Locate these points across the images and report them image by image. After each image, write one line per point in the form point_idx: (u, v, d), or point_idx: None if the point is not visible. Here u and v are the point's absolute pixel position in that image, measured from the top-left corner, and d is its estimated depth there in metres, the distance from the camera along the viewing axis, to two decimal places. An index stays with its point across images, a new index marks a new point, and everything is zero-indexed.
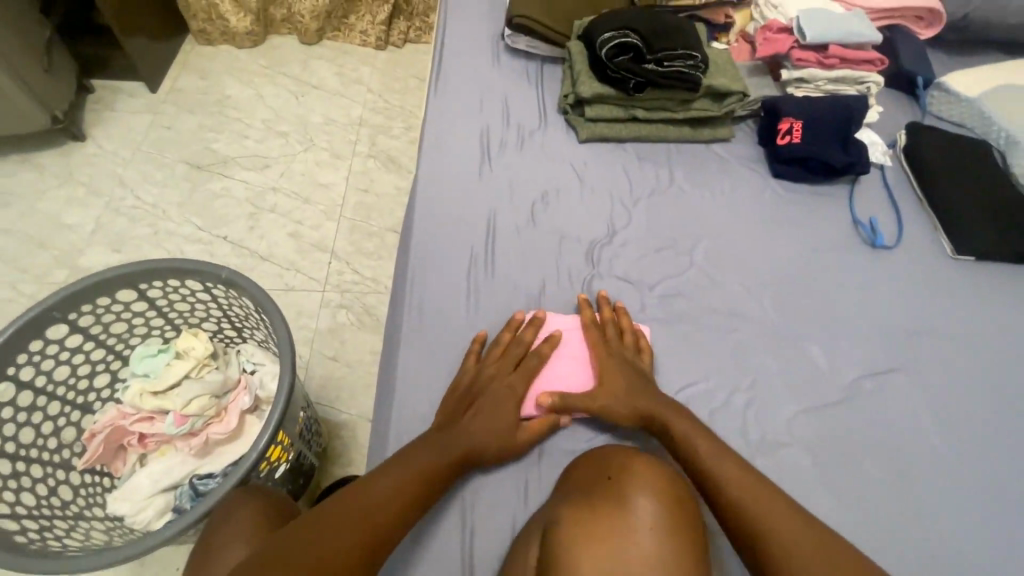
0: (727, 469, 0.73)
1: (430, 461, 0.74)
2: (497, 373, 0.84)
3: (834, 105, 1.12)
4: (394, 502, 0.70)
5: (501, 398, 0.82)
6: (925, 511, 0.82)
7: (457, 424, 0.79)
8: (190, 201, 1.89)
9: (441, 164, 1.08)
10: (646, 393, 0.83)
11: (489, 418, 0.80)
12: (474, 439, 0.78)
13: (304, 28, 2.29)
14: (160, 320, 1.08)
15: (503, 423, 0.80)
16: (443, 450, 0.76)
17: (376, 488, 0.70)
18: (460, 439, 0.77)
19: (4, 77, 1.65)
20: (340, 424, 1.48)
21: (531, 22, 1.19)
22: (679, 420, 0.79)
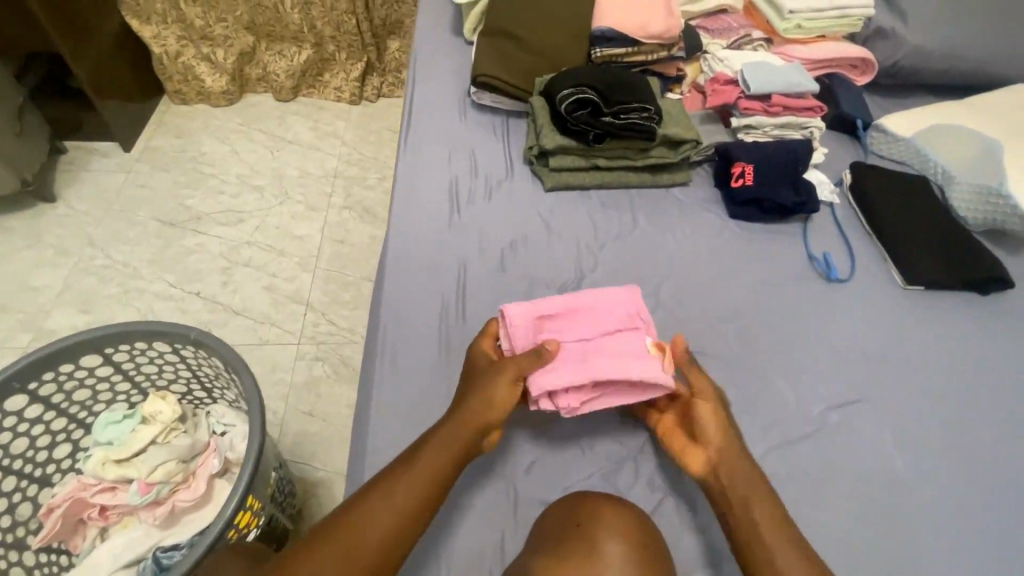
0: (761, 507, 0.75)
1: (441, 457, 0.77)
2: (483, 353, 0.89)
3: (780, 150, 1.19)
4: (414, 497, 0.73)
5: (486, 377, 0.84)
6: (893, 541, 0.84)
7: (466, 396, 0.83)
8: (161, 258, 1.87)
9: (412, 216, 1.10)
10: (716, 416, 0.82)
11: (470, 407, 0.81)
12: (462, 429, 0.79)
13: (280, 86, 2.37)
14: (126, 385, 1.05)
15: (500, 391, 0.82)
16: (453, 434, 0.79)
17: (384, 516, 0.71)
18: (463, 417, 0.80)
19: None
20: (317, 482, 1.44)
21: (494, 80, 1.26)
22: (723, 450, 0.80)
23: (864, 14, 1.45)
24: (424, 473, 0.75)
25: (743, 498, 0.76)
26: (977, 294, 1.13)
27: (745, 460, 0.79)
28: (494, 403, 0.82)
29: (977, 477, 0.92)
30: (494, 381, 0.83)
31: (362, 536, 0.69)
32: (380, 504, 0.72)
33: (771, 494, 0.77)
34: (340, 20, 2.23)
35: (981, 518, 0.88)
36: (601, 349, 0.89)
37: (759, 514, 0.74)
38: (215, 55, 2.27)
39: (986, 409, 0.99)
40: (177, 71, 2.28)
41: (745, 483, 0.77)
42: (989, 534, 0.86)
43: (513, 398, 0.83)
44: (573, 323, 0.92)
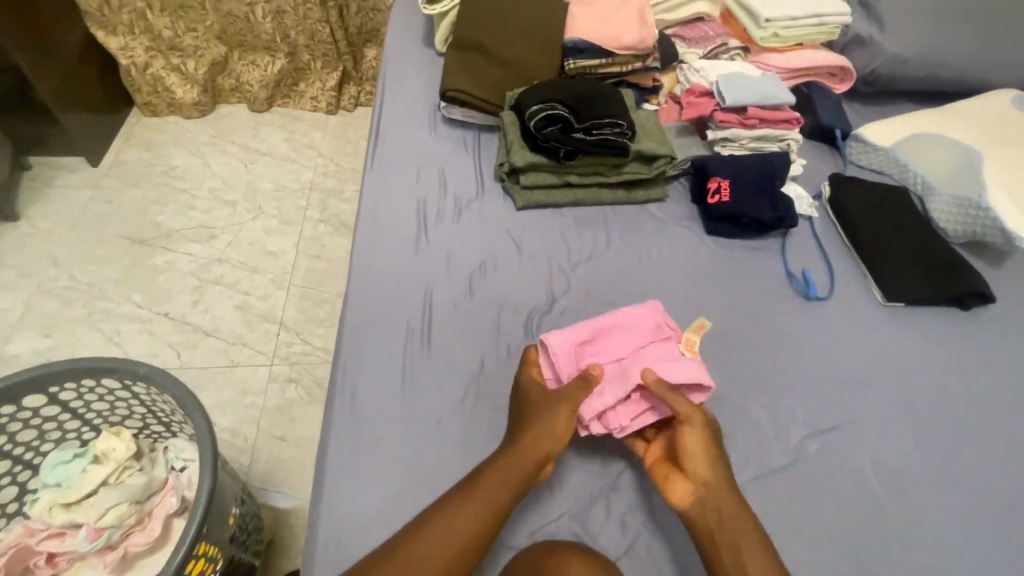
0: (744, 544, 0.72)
1: (505, 484, 0.75)
2: (532, 380, 0.86)
3: (757, 164, 1.16)
4: (477, 526, 0.72)
5: (542, 409, 0.82)
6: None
7: (530, 421, 0.81)
8: (128, 277, 1.81)
9: (378, 238, 1.06)
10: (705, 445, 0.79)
11: (526, 440, 0.78)
12: (519, 463, 0.77)
13: (254, 97, 2.31)
14: (77, 422, 1.00)
15: (562, 419, 0.80)
16: (518, 461, 0.77)
17: (447, 545, 0.70)
18: (530, 445, 0.78)
19: None
20: (289, 511, 1.39)
21: (463, 95, 1.22)
22: (710, 481, 0.76)
23: (840, 22, 1.43)
24: (482, 510, 0.73)
25: (724, 531, 0.73)
26: (958, 309, 1.11)
27: (727, 491, 0.76)
28: (554, 438, 0.79)
29: (962, 506, 0.89)
30: (551, 414, 0.81)
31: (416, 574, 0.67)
32: (442, 533, 0.70)
33: (760, 529, 0.73)
34: (314, 29, 2.17)
35: (968, 549, 0.85)
36: (647, 361, 0.87)
37: (745, 554, 0.71)
38: (185, 66, 2.21)
39: (968, 431, 0.97)
40: (146, 82, 2.21)
41: (732, 518, 0.73)
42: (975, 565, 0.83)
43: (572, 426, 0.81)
44: (612, 342, 0.90)
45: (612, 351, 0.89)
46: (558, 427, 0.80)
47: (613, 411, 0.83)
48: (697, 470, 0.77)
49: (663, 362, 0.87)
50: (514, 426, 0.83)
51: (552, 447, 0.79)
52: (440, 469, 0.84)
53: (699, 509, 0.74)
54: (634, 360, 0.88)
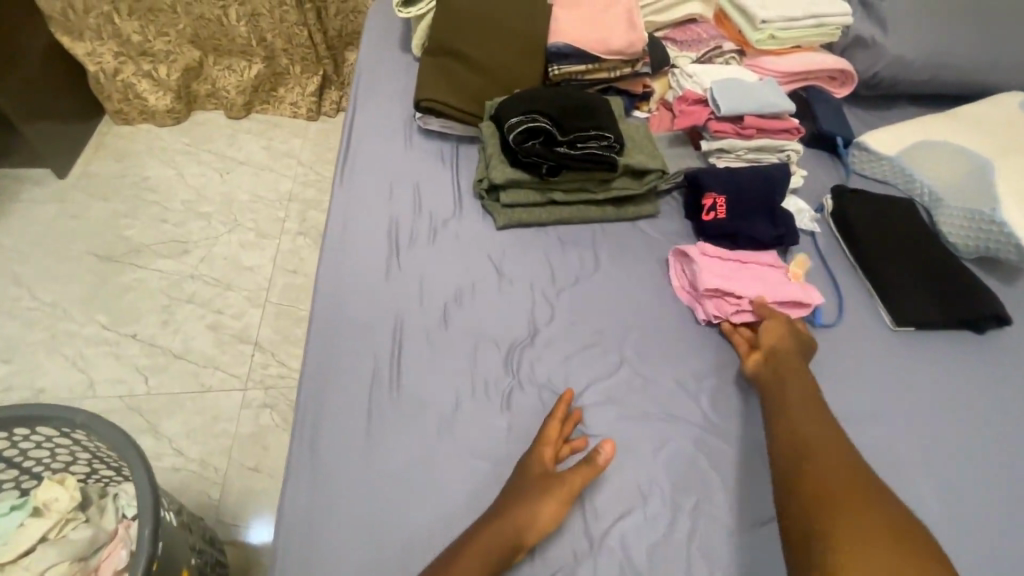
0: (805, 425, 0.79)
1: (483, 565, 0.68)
2: (541, 453, 0.78)
3: (756, 177, 1.08)
4: None
5: (539, 484, 0.74)
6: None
7: (524, 497, 0.73)
8: (95, 297, 1.72)
9: (346, 262, 0.98)
10: (789, 340, 0.90)
11: (510, 521, 0.71)
12: (498, 545, 0.69)
13: (230, 103, 2.22)
14: (14, 471, 0.91)
15: (555, 501, 0.73)
16: (499, 541, 0.69)
17: None
18: (516, 525, 0.70)
19: None
20: (261, 548, 1.31)
21: (439, 105, 1.14)
22: (786, 362, 0.87)
23: (840, 23, 1.35)
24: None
25: (793, 399, 0.82)
26: (971, 332, 1.04)
27: (802, 377, 0.86)
28: (539, 525, 0.72)
29: (985, 556, 0.80)
30: (545, 494, 0.73)
31: None
32: None
33: (826, 414, 0.80)
34: (291, 32, 2.09)
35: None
36: (763, 276, 1.00)
37: (806, 429, 0.78)
38: (157, 72, 2.12)
39: (986, 469, 0.89)
40: (116, 89, 2.12)
41: (799, 399, 0.82)
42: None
43: (561, 512, 0.74)
44: (734, 253, 1.03)
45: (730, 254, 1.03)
46: (546, 515, 0.72)
47: (725, 296, 0.95)
48: (775, 355, 0.88)
49: (771, 277, 1.00)
50: (503, 496, 0.75)
51: (532, 535, 0.71)
52: (402, 526, 0.75)
53: (770, 386, 0.85)
54: (747, 267, 1.01)
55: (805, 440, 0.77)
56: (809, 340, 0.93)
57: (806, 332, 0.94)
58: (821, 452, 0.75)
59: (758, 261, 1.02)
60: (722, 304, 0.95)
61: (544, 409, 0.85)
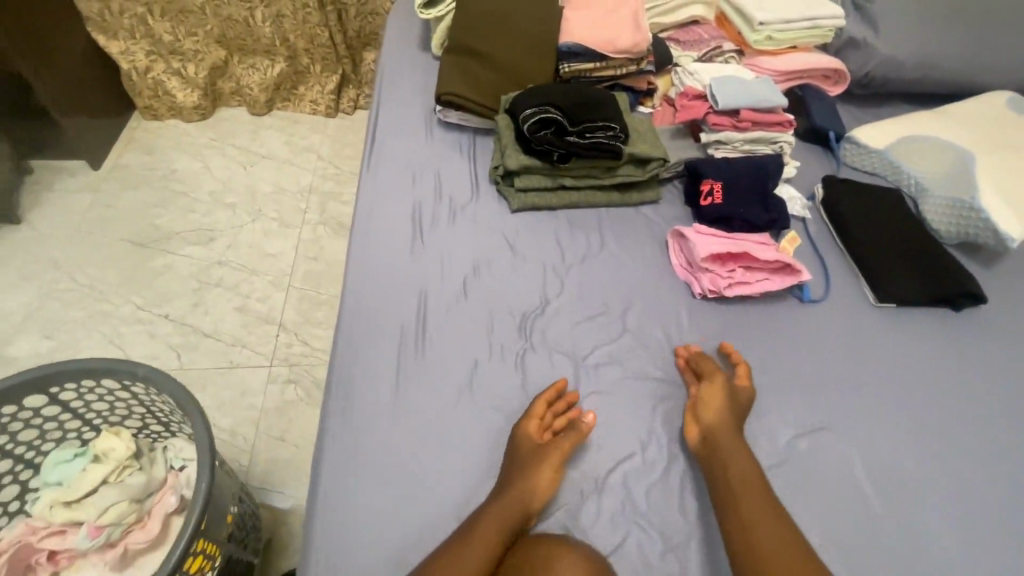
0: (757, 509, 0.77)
1: (497, 534, 0.75)
2: (535, 430, 0.85)
3: (750, 166, 1.17)
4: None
5: (537, 457, 0.82)
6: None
7: (524, 471, 0.81)
8: (130, 279, 1.83)
9: (373, 240, 1.08)
10: (727, 413, 0.87)
11: (518, 490, 0.78)
12: (512, 514, 0.76)
13: (254, 100, 2.33)
14: (76, 422, 1.02)
15: (553, 469, 0.81)
16: (511, 509, 0.77)
17: None
18: (523, 495, 0.78)
19: None
20: (287, 511, 1.41)
21: (458, 98, 1.23)
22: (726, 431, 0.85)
23: (834, 25, 1.44)
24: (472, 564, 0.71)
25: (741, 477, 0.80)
26: (949, 309, 1.12)
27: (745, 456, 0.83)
28: (541, 494, 0.79)
29: (953, 507, 0.89)
30: (545, 463, 0.81)
31: None
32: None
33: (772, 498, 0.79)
34: (312, 33, 2.19)
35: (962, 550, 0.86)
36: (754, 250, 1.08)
37: (763, 549, 0.73)
38: (185, 70, 2.23)
39: (955, 429, 0.98)
40: (146, 86, 2.23)
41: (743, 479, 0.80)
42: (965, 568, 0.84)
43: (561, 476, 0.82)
44: (728, 232, 1.11)
45: (724, 233, 1.11)
46: (545, 480, 0.80)
47: (715, 270, 1.05)
48: (715, 439, 0.84)
49: (763, 251, 1.08)
50: (505, 472, 0.82)
51: (538, 502, 0.79)
52: (429, 468, 0.85)
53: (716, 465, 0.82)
54: (740, 243, 1.09)
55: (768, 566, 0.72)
56: (748, 395, 0.92)
57: (747, 388, 0.92)
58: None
59: (751, 239, 1.10)
60: (717, 279, 1.04)
61: (555, 370, 0.94)
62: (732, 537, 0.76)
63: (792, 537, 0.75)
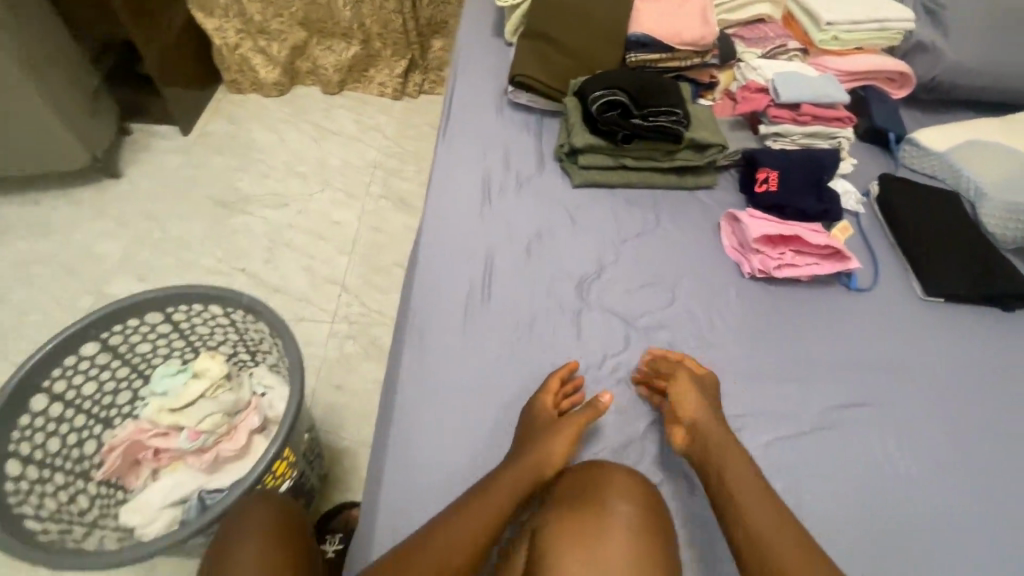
0: (754, 494, 0.79)
1: (506, 496, 0.78)
2: (548, 403, 0.89)
3: (807, 158, 1.22)
4: (475, 534, 0.74)
5: (549, 430, 0.85)
6: (890, 552, 0.84)
7: (534, 442, 0.83)
8: (212, 235, 2.01)
9: (446, 204, 1.18)
10: (703, 404, 0.89)
11: (532, 458, 0.81)
12: (523, 480, 0.79)
13: (328, 80, 2.49)
14: (181, 342, 1.16)
15: (564, 443, 0.83)
16: (524, 474, 0.80)
17: (454, 546, 0.73)
18: (535, 462, 0.81)
19: (28, 85, 1.68)
20: (342, 452, 1.53)
21: (531, 80, 1.32)
22: (704, 421, 0.87)
23: (902, 28, 1.46)
24: (486, 518, 0.76)
25: (730, 465, 0.82)
26: (998, 309, 1.14)
27: (732, 444, 0.85)
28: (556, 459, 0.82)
29: (990, 489, 0.92)
30: (558, 435, 0.83)
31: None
32: (444, 544, 0.73)
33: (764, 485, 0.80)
34: (387, 18, 2.33)
35: (965, 536, 0.87)
36: (806, 234, 1.12)
37: (761, 533, 0.75)
38: (269, 48, 2.40)
39: (996, 420, 1.00)
40: (233, 61, 2.42)
41: (733, 469, 0.82)
42: (1002, 550, 0.86)
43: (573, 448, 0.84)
44: (781, 217, 1.17)
45: (777, 218, 1.16)
46: (560, 446, 0.83)
47: (767, 250, 1.11)
48: (699, 433, 0.86)
49: (814, 236, 1.12)
50: (517, 443, 0.86)
51: (551, 470, 0.81)
52: (492, 402, 0.94)
53: (704, 460, 0.84)
54: (792, 227, 1.14)
55: (766, 548, 0.74)
56: (710, 379, 0.95)
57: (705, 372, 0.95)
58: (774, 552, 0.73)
59: (803, 224, 1.15)
60: (767, 260, 1.10)
61: (609, 329, 1.02)
62: (731, 524, 0.78)
63: (786, 520, 0.77)
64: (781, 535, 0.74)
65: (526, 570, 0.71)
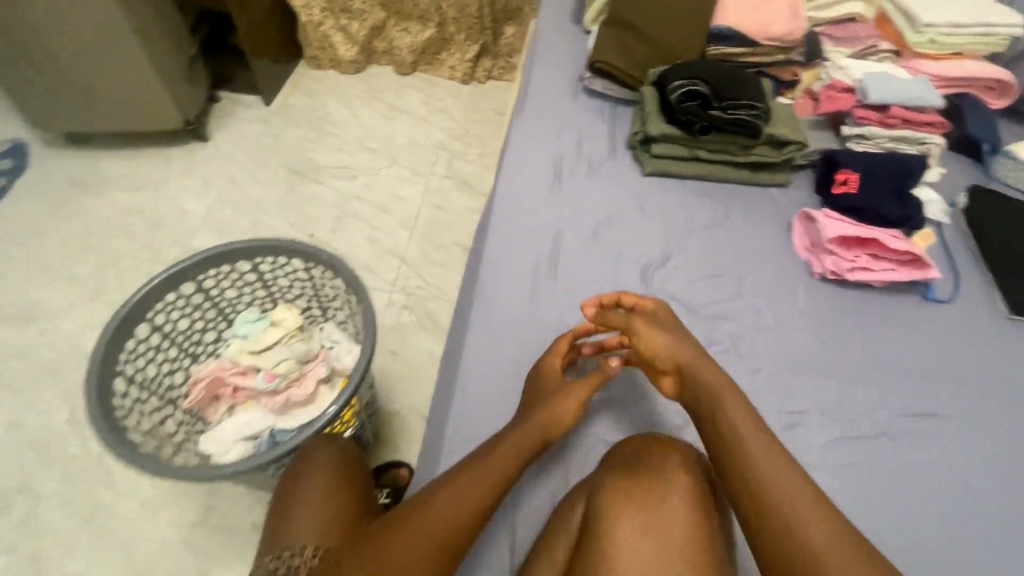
0: (760, 447, 0.76)
1: (517, 450, 0.83)
2: (555, 366, 0.94)
3: (892, 162, 1.18)
4: (490, 483, 0.79)
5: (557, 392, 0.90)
6: (921, 556, 0.83)
7: (541, 403, 0.88)
8: (286, 201, 2.13)
9: (519, 183, 1.21)
10: (672, 341, 0.88)
11: (542, 418, 0.86)
12: (534, 438, 0.85)
13: (402, 61, 2.58)
14: (263, 293, 1.26)
15: (570, 405, 0.89)
16: (533, 432, 0.85)
17: (471, 494, 0.77)
18: (542, 421, 0.86)
19: (136, 49, 1.83)
20: (393, 414, 1.61)
21: (610, 67, 1.34)
22: (688, 365, 0.86)
23: (1010, 34, 1.37)
24: (490, 476, 0.79)
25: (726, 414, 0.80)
26: None
27: (728, 391, 0.82)
28: (562, 420, 0.88)
29: None
30: (565, 398, 0.89)
31: (437, 522, 0.74)
32: (464, 491, 0.77)
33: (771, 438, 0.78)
34: (464, 3, 2.38)
35: (963, 534, 0.85)
36: (883, 238, 1.09)
37: (768, 486, 0.73)
38: (350, 26, 2.49)
39: None
40: (316, 38, 2.53)
41: (728, 417, 0.79)
42: None
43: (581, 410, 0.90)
44: (858, 220, 1.14)
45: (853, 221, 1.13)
46: (567, 407, 0.88)
47: (841, 252, 1.08)
48: (684, 380, 0.86)
49: (892, 241, 1.09)
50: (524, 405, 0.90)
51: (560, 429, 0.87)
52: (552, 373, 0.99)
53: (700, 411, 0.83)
54: (869, 230, 1.11)
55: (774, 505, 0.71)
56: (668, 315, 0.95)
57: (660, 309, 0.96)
58: (765, 474, 0.73)
59: (881, 229, 1.12)
60: (841, 262, 1.07)
61: (671, 315, 1.04)
62: (733, 476, 0.76)
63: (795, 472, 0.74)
64: (777, 463, 0.73)
65: (584, 525, 0.75)
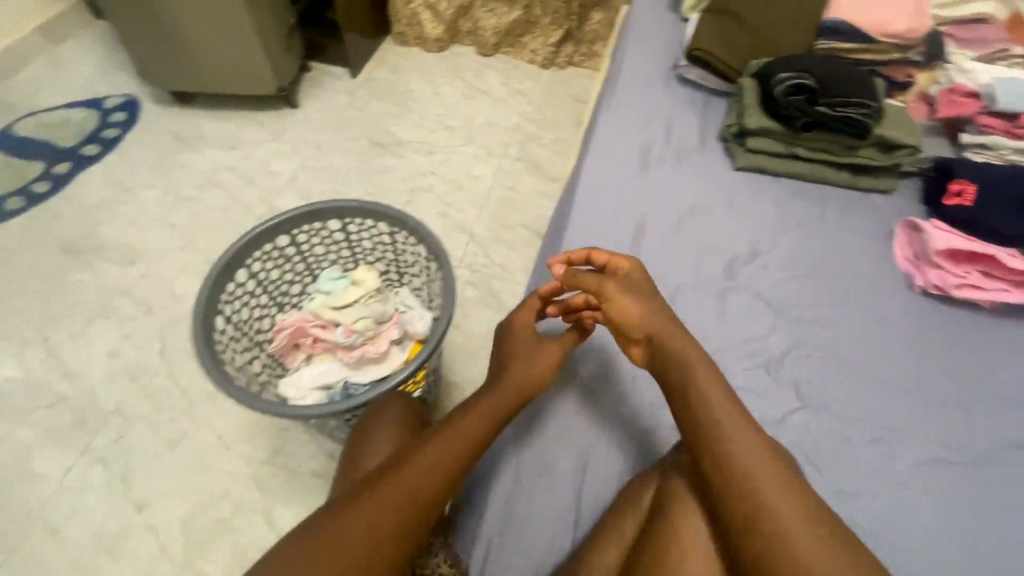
0: (738, 431, 0.75)
1: (491, 407, 0.88)
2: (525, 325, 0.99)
3: (1017, 176, 1.08)
4: (468, 439, 0.83)
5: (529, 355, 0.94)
6: None
7: (510, 364, 0.93)
8: (365, 171, 2.21)
9: (605, 166, 1.21)
10: (640, 308, 0.89)
11: (513, 378, 0.91)
12: (507, 398, 0.89)
13: (485, 42, 2.60)
14: (346, 253, 1.33)
15: (540, 366, 0.93)
16: (505, 393, 0.90)
17: (450, 448, 0.81)
18: (511, 381, 0.91)
19: (244, 15, 1.93)
20: (451, 384, 1.66)
21: (707, 55, 1.30)
22: (654, 334, 0.87)
23: None
24: (468, 432, 0.84)
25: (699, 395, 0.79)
26: None
27: (703, 370, 0.82)
28: (535, 379, 0.92)
29: None
30: (537, 360, 0.94)
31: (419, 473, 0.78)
32: (444, 446, 0.81)
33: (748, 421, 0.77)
34: None
35: None
36: (998, 256, 1.01)
37: (748, 473, 0.72)
38: (438, 5, 2.53)
39: None
40: (404, 15, 2.59)
41: (700, 396, 0.79)
42: None
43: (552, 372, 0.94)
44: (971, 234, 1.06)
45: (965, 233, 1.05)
46: (542, 366, 0.94)
47: (947, 265, 1.01)
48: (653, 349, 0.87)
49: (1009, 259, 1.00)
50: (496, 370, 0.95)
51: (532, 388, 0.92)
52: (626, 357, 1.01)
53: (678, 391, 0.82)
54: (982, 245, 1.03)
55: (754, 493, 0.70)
56: (640, 276, 0.95)
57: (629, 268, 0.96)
58: (745, 464, 0.73)
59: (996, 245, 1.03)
60: (947, 277, 1.01)
61: (754, 314, 1.01)
62: (709, 460, 0.74)
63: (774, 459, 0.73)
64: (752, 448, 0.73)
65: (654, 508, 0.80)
